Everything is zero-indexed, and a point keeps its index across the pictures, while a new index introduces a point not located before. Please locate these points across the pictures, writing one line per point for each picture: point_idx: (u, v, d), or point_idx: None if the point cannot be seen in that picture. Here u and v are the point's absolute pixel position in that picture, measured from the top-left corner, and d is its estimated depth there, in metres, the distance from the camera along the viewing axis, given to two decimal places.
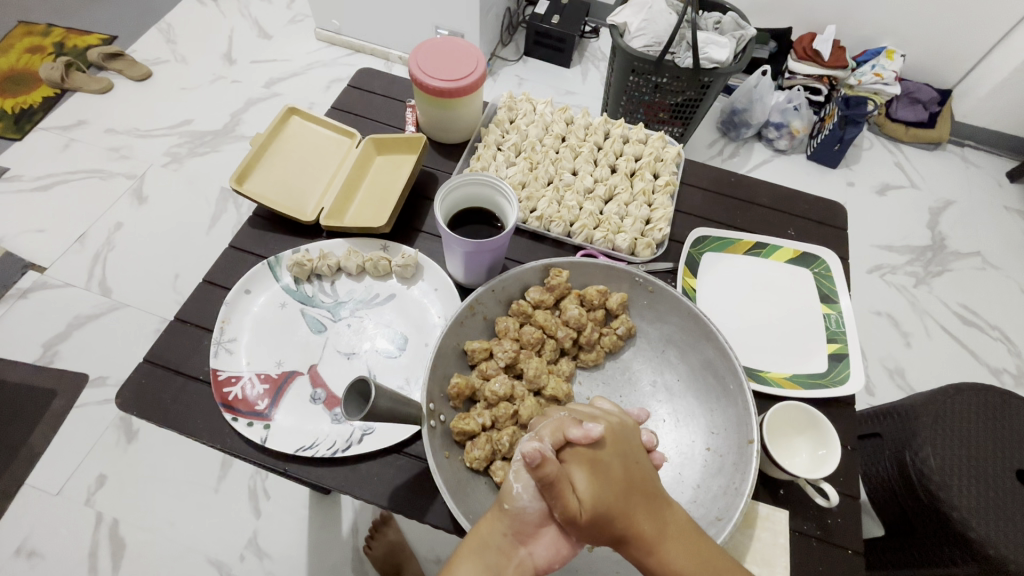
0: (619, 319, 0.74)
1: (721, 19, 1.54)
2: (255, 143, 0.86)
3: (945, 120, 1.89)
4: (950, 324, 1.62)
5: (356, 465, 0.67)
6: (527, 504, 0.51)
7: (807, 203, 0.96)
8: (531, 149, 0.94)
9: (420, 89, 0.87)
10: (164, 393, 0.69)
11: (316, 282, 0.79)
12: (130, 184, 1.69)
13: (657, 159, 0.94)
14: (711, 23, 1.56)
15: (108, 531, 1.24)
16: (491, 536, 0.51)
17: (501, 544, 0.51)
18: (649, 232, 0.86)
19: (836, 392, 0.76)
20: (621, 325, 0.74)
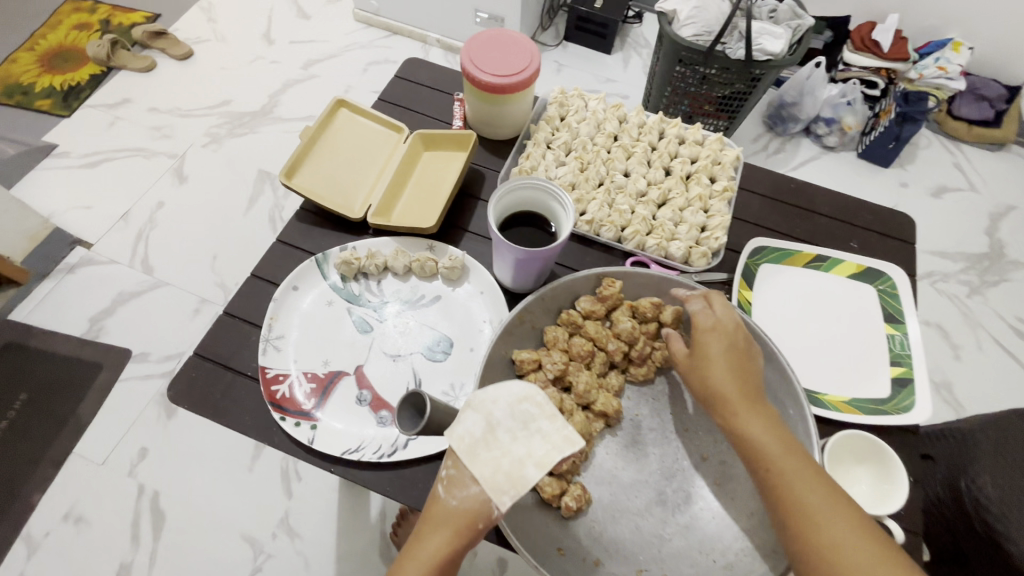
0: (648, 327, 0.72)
1: (776, 7, 1.44)
2: (304, 136, 0.84)
3: (1012, 118, 1.77)
4: (1004, 337, 1.53)
5: (401, 470, 0.66)
6: (456, 504, 0.52)
7: (871, 214, 0.90)
8: (583, 148, 0.91)
9: (471, 83, 0.85)
10: (213, 387, 0.70)
11: (362, 281, 0.78)
12: (172, 164, 1.72)
13: (715, 162, 0.90)
14: (765, 11, 1.46)
15: (149, 503, 1.28)
16: (431, 533, 0.52)
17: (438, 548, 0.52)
18: (704, 241, 0.82)
19: (900, 419, 0.72)
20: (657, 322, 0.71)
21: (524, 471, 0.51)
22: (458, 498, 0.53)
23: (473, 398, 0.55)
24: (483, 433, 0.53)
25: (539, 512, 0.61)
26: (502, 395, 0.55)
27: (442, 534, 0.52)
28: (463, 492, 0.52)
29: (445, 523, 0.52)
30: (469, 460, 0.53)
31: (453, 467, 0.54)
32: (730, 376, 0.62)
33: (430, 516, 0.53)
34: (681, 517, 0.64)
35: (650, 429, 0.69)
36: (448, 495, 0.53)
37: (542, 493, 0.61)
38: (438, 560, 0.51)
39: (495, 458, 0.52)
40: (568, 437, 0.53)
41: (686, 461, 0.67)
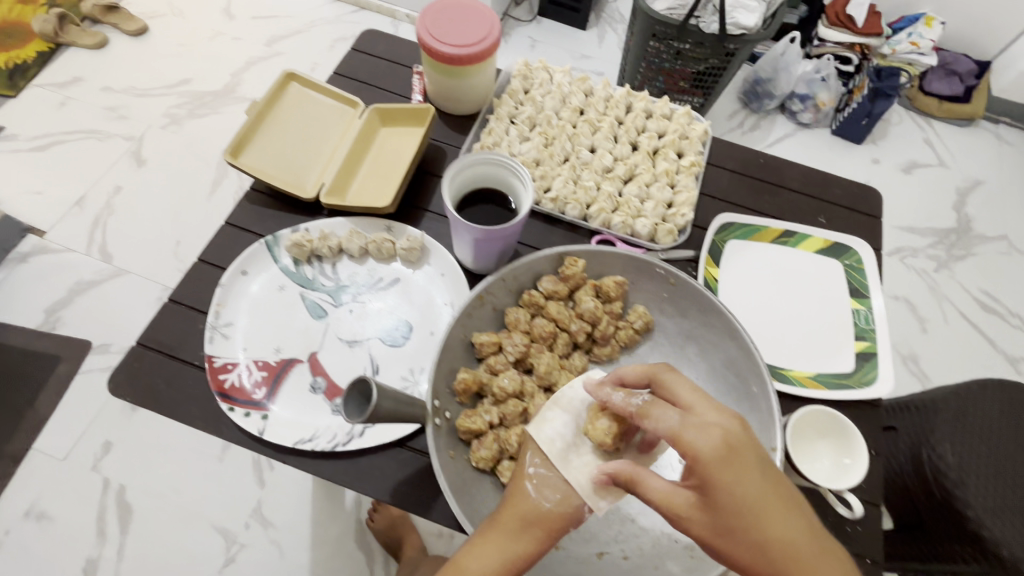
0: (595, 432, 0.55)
1: None
2: (251, 112, 0.80)
3: (982, 94, 1.78)
4: (970, 310, 1.56)
5: (356, 458, 0.64)
6: (546, 503, 0.51)
7: (839, 188, 0.89)
8: (547, 123, 0.87)
9: (430, 56, 0.81)
10: (158, 378, 0.66)
11: (316, 264, 0.75)
12: (129, 146, 1.63)
13: (682, 136, 0.87)
14: None
15: (115, 497, 1.24)
16: (510, 527, 0.49)
17: (514, 543, 0.48)
18: (670, 218, 0.81)
19: (863, 393, 0.72)
20: (606, 419, 0.56)
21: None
22: (552, 499, 0.51)
23: (559, 400, 0.59)
24: (573, 436, 0.56)
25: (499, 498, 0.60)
26: (588, 399, 0.60)
27: (528, 533, 0.49)
28: (555, 494, 0.51)
29: (530, 522, 0.50)
30: (562, 465, 0.53)
31: (544, 466, 0.53)
32: (756, 513, 0.43)
33: (511, 510, 0.51)
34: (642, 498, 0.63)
35: None
36: (539, 495, 0.51)
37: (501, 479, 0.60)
38: (518, 558, 0.48)
39: (588, 463, 0.54)
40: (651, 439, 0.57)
41: None
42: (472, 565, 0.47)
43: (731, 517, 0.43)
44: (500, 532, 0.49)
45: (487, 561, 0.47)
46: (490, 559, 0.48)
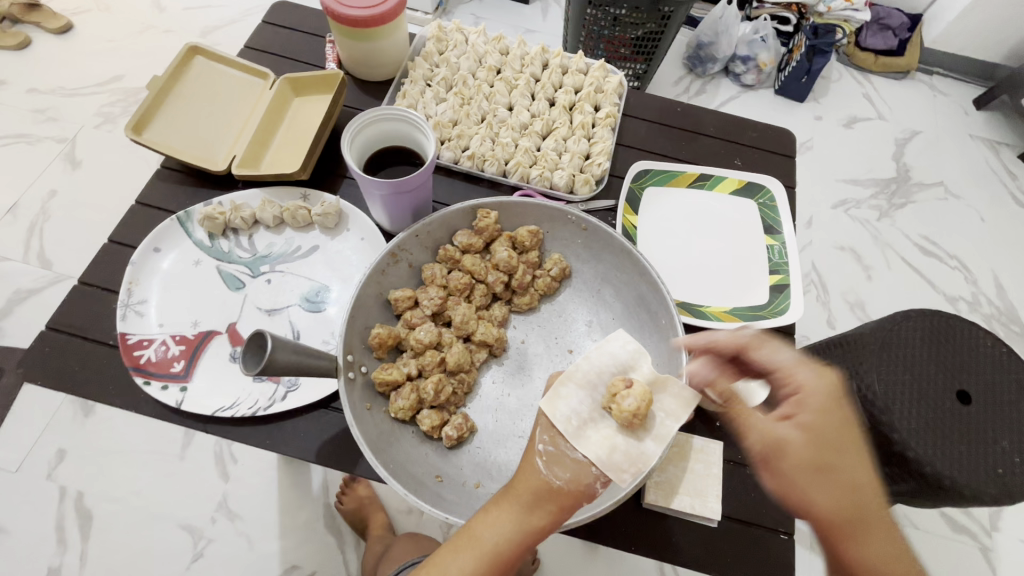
0: (615, 412, 0.53)
1: None
2: (153, 87, 0.78)
3: (915, 46, 1.75)
4: (912, 255, 1.56)
5: (279, 423, 0.64)
6: (559, 480, 0.51)
7: (755, 131, 0.91)
8: (463, 83, 0.88)
9: (335, 20, 0.79)
10: (71, 361, 0.65)
11: (232, 237, 0.74)
12: (62, 149, 1.53)
13: (598, 89, 0.89)
14: None
15: (74, 504, 1.16)
16: (522, 501, 0.51)
17: (530, 514, 0.51)
18: (588, 168, 0.82)
19: (776, 322, 0.74)
20: (631, 397, 0.52)
21: (640, 446, 0.52)
22: (562, 477, 0.51)
23: (573, 374, 0.56)
24: (589, 412, 0.54)
25: (419, 446, 0.62)
26: (606, 367, 0.57)
27: (544, 508, 0.51)
28: (568, 470, 0.52)
29: (544, 497, 0.51)
30: (576, 441, 0.52)
31: (553, 444, 0.52)
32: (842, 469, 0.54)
33: (524, 485, 0.52)
34: None
35: (535, 354, 0.70)
36: (549, 472, 0.52)
37: (421, 427, 0.61)
38: (533, 529, 0.51)
39: (607, 437, 0.53)
40: (680, 396, 0.55)
41: None
42: (485, 533, 0.51)
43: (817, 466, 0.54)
44: (511, 504, 0.52)
45: (499, 529, 0.51)
46: (503, 526, 0.51)
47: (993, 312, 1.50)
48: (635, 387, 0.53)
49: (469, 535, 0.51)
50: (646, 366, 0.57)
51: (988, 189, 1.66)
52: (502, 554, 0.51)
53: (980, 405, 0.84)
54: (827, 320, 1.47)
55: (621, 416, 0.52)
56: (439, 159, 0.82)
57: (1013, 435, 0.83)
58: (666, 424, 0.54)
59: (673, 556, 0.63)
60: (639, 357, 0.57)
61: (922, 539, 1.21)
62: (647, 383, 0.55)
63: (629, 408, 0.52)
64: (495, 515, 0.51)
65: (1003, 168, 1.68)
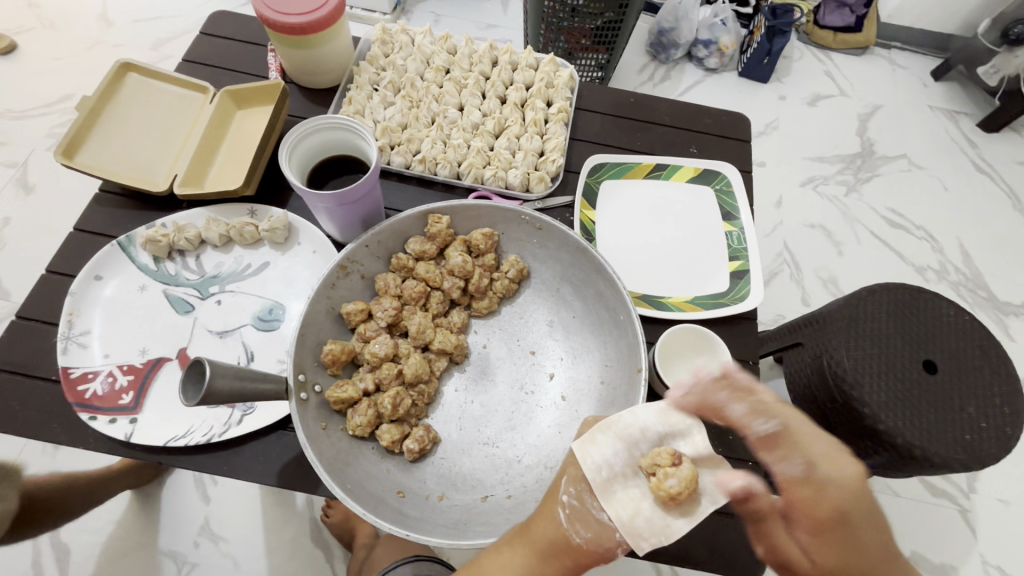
0: (656, 482, 0.50)
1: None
2: (84, 109, 0.75)
3: (872, 21, 1.76)
4: (880, 229, 1.58)
5: (236, 448, 0.63)
6: (579, 538, 0.51)
7: (710, 117, 0.90)
8: (411, 85, 0.86)
9: (272, 28, 0.76)
10: (13, 399, 0.63)
11: (178, 259, 0.72)
12: (12, 174, 1.47)
13: (549, 85, 0.87)
14: None
15: (48, 540, 1.12)
16: (537, 548, 0.52)
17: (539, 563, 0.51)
18: (542, 165, 0.80)
19: (737, 309, 0.74)
20: (676, 477, 0.50)
21: (670, 521, 0.50)
22: (582, 535, 0.51)
23: (614, 425, 0.54)
24: (623, 468, 0.52)
25: (380, 461, 0.60)
26: (653, 429, 0.54)
27: (558, 560, 0.51)
28: (590, 529, 0.51)
29: (559, 551, 0.51)
30: (603, 499, 0.51)
31: (579, 500, 0.52)
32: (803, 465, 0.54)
33: (542, 533, 0.52)
34: (527, 439, 0.64)
35: (498, 358, 0.69)
36: (569, 526, 0.51)
37: (381, 443, 0.60)
38: None
39: (634, 499, 0.51)
40: (723, 479, 0.52)
41: (533, 383, 0.67)
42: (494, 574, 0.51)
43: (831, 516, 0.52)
44: (526, 546, 0.52)
45: (509, 571, 0.51)
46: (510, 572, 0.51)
47: (960, 279, 1.53)
48: (682, 467, 0.50)
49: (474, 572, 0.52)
50: (699, 439, 0.54)
51: (950, 158, 1.68)
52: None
53: (946, 373, 0.85)
54: (801, 297, 1.49)
55: (657, 489, 0.50)
56: (389, 165, 0.80)
57: (978, 402, 0.84)
58: (703, 502, 0.51)
59: (650, 550, 0.63)
60: (694, 429, 0.54)
61: (904, 506, 1.23)
62: (694, 460, 0.52)
63: (670, 487, 0.50)
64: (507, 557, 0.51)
65: (963, 137, 1.71)
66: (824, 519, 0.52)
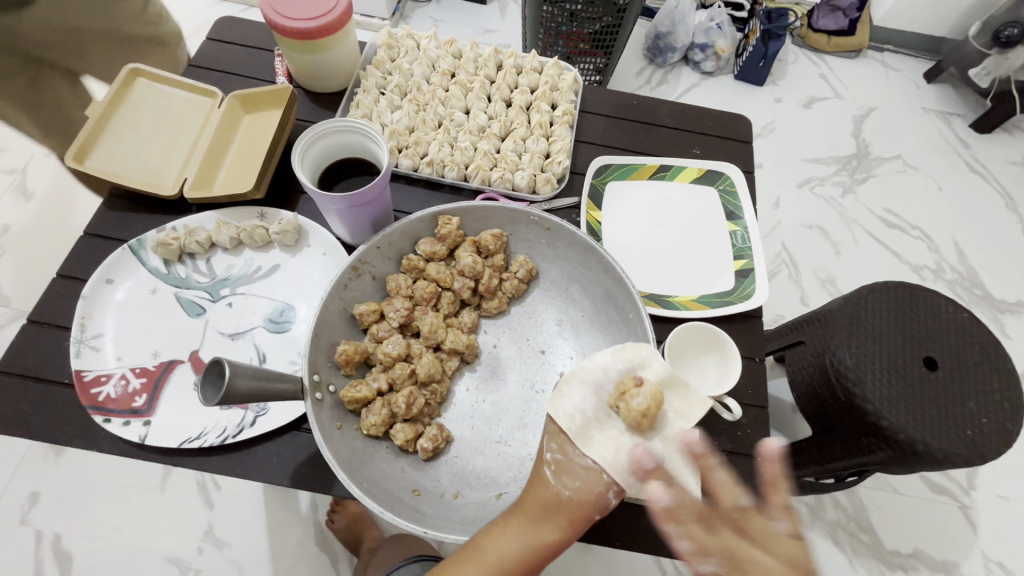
0: (623, 410, 0.53)
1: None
2: (94, 114, 0.75)
3: (865, 25, 1.79)
4: (877, 229, 1.60)
5: (250, 449, 0.63)
6: (567, 492, 0.51)
7: (711, 119, 0.91)
8: (417, 89, 0.87)
9: (280, 34, 0.77)
10: (26, 403, 0.63)
11: (188, 262, 0.72)
12: (11, 180, 1.43)
13: (554, 87, 0.88)
14: None
15: (52, 547, 1.10)
16: (532, 513, 0.52)
17: (538, 525, 0.51)
18: (548, 167, 0.81)
19: (743, 307, 0.75)
20: (640, 397, 0.52)
21: (649, 448, 0.53)
22: (570, 487, 0.51)
23: (577, 371, 0.56)
24: (593, 411, 0.53)
25: (394, 461, 0.61)
26: (612, 366, 0.56)
27: (555, 522, 0.51)
28: (576, 481, 0.51)
29: (552, 510, 0.51)
30: (581, 444, 0.52)
31: (560, 452, 0.53)
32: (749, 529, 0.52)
33: (534, 498, 0.52)
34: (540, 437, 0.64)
35: (508, 358, 0.69)
36: (558, 482, 0.52)
37: (395, 442, 0.60)
38: (541, 544, 0.51)
39: (612, 438, 0.52)
40: (688, 398, 0.55)
41: (544, 381, 0.68)
42: (492, 546, 0.51)
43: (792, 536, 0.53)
44: (521, 517, 0.52)
45: (505, 541, 0.51)
46: (508, 539, 0.51)
47: (956, 278, 1.55)
48: (645, 387, 0.53)
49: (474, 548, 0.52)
50: (657, 365, 0.56)
51: (944, 159, 1.70)
52: (508, 568, 0.50)
53: (947, 369, 0.86)
54: (800, 297, 1.50)
55: (630, 415, 0.52)
56: (397, 168, 0.81)
57: (979, 398, 0.85)
58: (675, 425, 0.54)
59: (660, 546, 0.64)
60: (652, 356, 0.56)
61: (905, 503, 1.24)
62: (658, 382, 0.55)
63: (639, 407, 0.52)
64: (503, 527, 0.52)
65: (956, 138, 1.73)
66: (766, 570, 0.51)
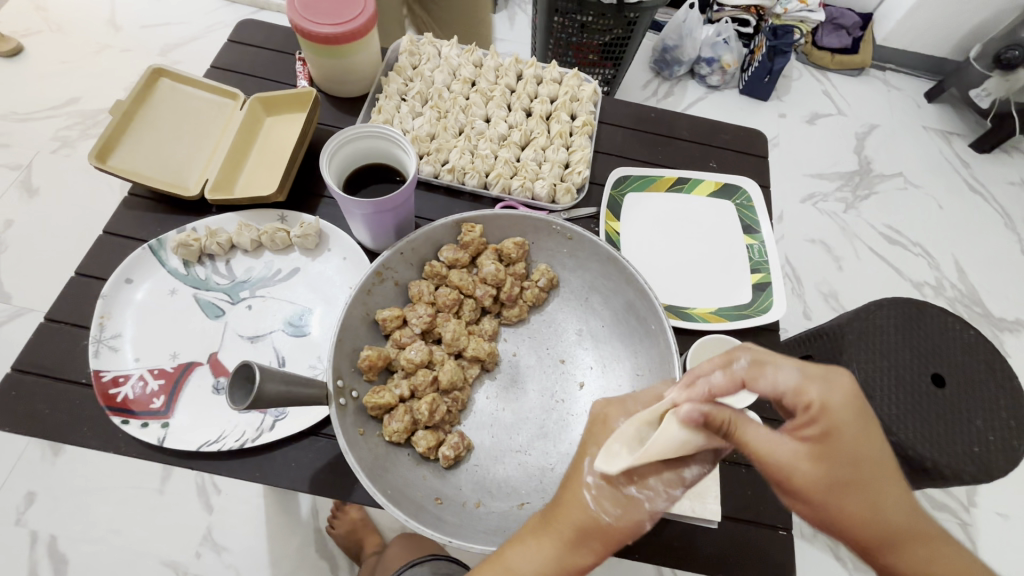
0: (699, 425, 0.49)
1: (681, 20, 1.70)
2: (116, 113, 0.75)
3: (868, 44, 1.81)
4: (878, 244, 1.62)
5: (268, 454, 0.62)
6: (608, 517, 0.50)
7: (726, 133, 0.92)
8: (439, 96, 0.87)
9: (306, 38, 0.77)
10: (42, 403, 0.62)
11: (208, 263, 0.72)
12: (16, 175, 1.41)
13: (573, 98, 0.89)
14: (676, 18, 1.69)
15: (47, 549, 1.07)
16: (564, 528, 0.51)
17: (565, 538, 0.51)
18: (568, 177, 0.82)
19: (760, 320, 0.76)
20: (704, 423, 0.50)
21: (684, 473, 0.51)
22: (611, 513, 0.50)
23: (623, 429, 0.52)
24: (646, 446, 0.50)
25: (416, 468, 0.61)
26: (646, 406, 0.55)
27: (590, 548, 0.50)
28: (619, 508, 0.50)
29: (587, 534, 0.50)
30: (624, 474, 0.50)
31: (605, 478, 0.51)
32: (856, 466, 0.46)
33: (568, 515, 0.51)
34: (561, 446, 0.64)
35: (529, 366, 0.69)
36: (597, 507, 0.51)
37: (417, 449, 0.60)
38: (571, 565, 0.50)
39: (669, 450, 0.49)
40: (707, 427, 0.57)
41: (564, 392, 0.68)
42: (517, 562, 0.51)
43: (854, 468, 0.45)
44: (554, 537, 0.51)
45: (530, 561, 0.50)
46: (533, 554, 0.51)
47: (956, 295, 1.56)
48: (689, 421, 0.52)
49: (500, 562, 0.51)
50: None
51: (944, 178, 1.73)
52: None
53: (954, 387, 0.87)
54: (803, 311, 1.51)
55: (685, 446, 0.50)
56: (418, 174, 0.81)
57: (986, 415, 0.85)
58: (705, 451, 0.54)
59: (676, 560, 0.63)
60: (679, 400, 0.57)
61: None
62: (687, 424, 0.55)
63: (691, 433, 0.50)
64: (532, 547, 0.51)
65: (957, 157, 1.76)
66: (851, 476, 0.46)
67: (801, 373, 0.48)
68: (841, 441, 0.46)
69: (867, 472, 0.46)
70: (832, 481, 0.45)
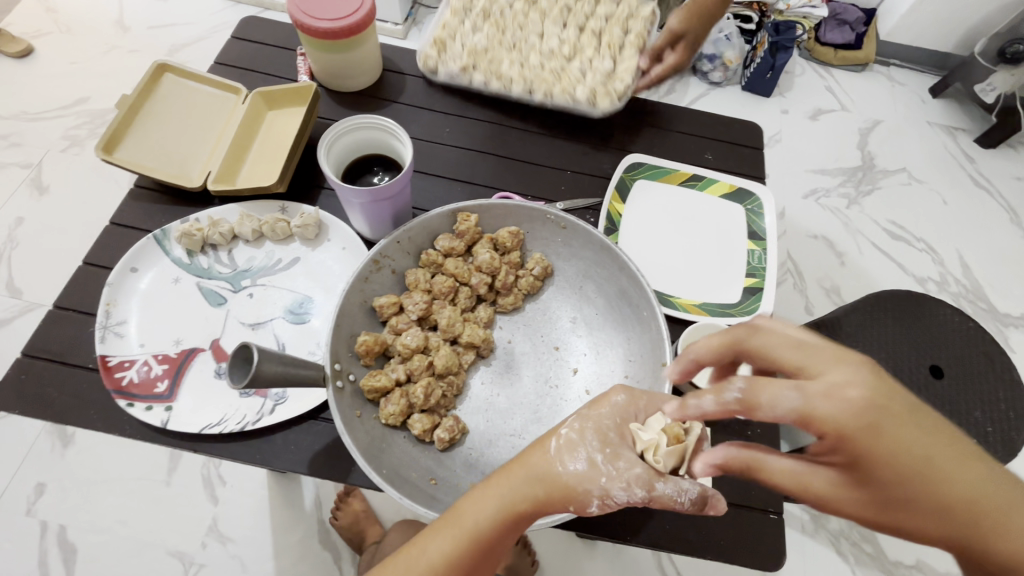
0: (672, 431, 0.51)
1: None
2: (122, 107, 0.77)
3: (871, 39, 1.81)
4: (881, 240, 1.61)
5: (269, 437, 0.64)
6: (569, 467, 0.49)
7: (724, 126, 0.93)
8: (501, 14, 0.98)
9: (306, 33, 0.79)
10: (51, 386, 0.64)
11: (211, 253, 0.74)
12: (27, 175, 1.44)
13: (628, 18, 0.98)
14: None
15: (56, 538, 1.10)
16: (519, 471, 0.50)
17: (524, 490, 0.49)
18: (609, 84, 0.90)
19: (743, 320, 0.77)
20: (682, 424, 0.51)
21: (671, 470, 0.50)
22: (568, 465, 0.49)
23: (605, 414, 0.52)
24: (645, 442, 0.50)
25: (412, 449, 0.62)
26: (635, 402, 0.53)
27: (534, 490, 0.49)
28: (575, 460, 0.49)
29: (536, 479, 0.49)
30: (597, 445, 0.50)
31: (577, 431, 0.50)
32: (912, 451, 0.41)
33: (527, 462, 0.50)
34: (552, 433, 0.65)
35: (523, 354, 0.70)
36: (558, 456, 0.50)
37: (412, 431, 0.62)
38: (514, 513, 0.49)
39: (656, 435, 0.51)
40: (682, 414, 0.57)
41: (557, 377, 0.69)
42: (472, 512, 0.49)
43: (896, 467, 0.40)
44: (496, 486, 0.50)
45: (483, 507, 0.49)
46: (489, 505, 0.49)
47: (960, 290, 1.56)
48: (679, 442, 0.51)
49: (455, 508, 0.50)
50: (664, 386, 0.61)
51: (948, 173, 1.72)
52: (487, 532, 0.49)
53: (953, 378, 0.87)
54: (805, 306, 1.51)
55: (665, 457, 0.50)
56: (472, 81, 0.90)
57: (984, 406, 0.85)
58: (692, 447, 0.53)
59: (675, 546, 0.64)
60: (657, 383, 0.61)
61: None
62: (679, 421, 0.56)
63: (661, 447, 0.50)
64: (482, 492, 0.50)
65: (961, 152, 1.75)
66: (860, 440, 0.41)
67: (808, 398, 0.42)
68: (869, 457, 0.41)
69: (908, 471, 0.40)
70: (869, 500, 0.42)
